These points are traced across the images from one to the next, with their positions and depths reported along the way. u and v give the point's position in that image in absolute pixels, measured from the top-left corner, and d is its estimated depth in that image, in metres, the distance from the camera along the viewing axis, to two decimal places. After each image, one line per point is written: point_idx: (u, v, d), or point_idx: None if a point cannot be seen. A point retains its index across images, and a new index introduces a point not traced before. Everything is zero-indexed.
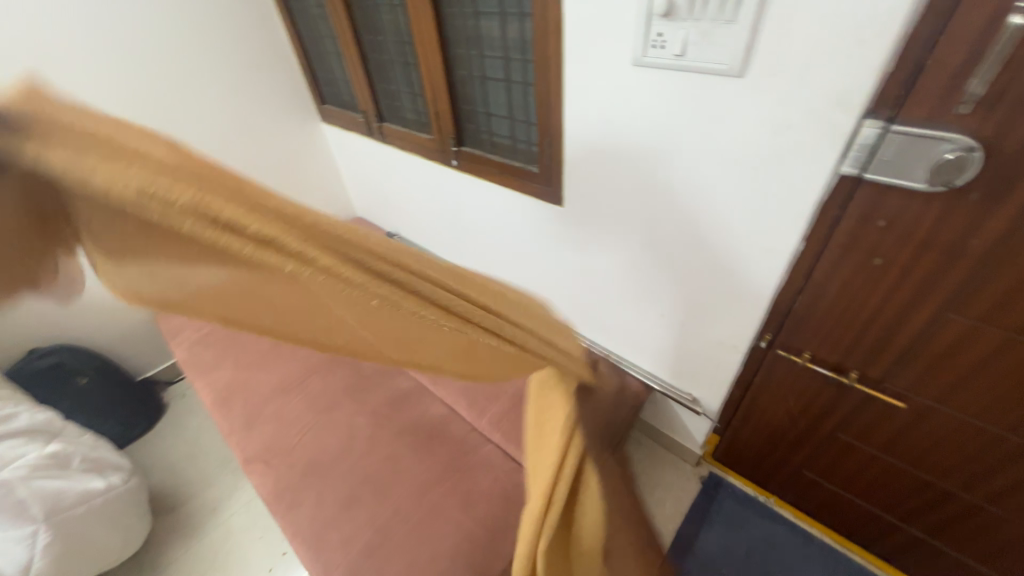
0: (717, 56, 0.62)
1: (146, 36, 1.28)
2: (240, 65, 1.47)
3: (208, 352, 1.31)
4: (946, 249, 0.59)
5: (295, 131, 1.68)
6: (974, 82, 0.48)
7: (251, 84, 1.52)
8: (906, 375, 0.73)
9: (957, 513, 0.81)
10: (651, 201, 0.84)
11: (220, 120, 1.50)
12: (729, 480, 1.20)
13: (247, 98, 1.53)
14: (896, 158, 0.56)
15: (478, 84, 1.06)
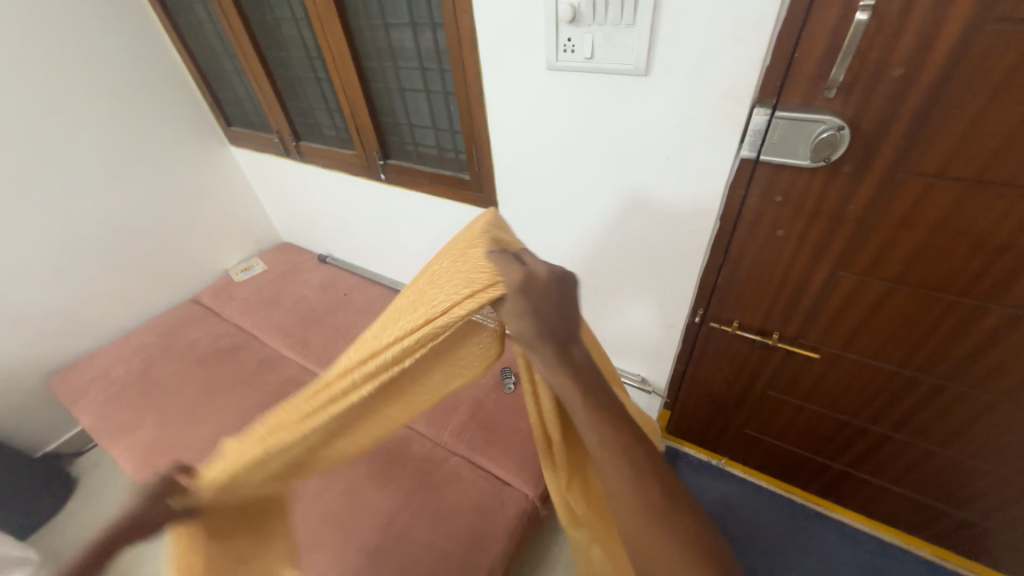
0: (623, 58, 0.67)
1: (55, 82, 1.19)
2: (177, 121, 1.46)
3: (122, 412, 1.16)
4: (832, 215, 0.67)
5: (199, 158, 1.54)
6: (833, 71, 0.56)
7: (190, 139, 1.51)
8: (816, 329, 0.82)
9: (872, 443, 0.92)
10: (580, 197, 0.88)
11: (165, 178, 1.47)
12: (684, 450, 1.27)
13: (138, 126, 1.38)
14: (783, 141, 0.64)
15: (397, 96, 1.04)
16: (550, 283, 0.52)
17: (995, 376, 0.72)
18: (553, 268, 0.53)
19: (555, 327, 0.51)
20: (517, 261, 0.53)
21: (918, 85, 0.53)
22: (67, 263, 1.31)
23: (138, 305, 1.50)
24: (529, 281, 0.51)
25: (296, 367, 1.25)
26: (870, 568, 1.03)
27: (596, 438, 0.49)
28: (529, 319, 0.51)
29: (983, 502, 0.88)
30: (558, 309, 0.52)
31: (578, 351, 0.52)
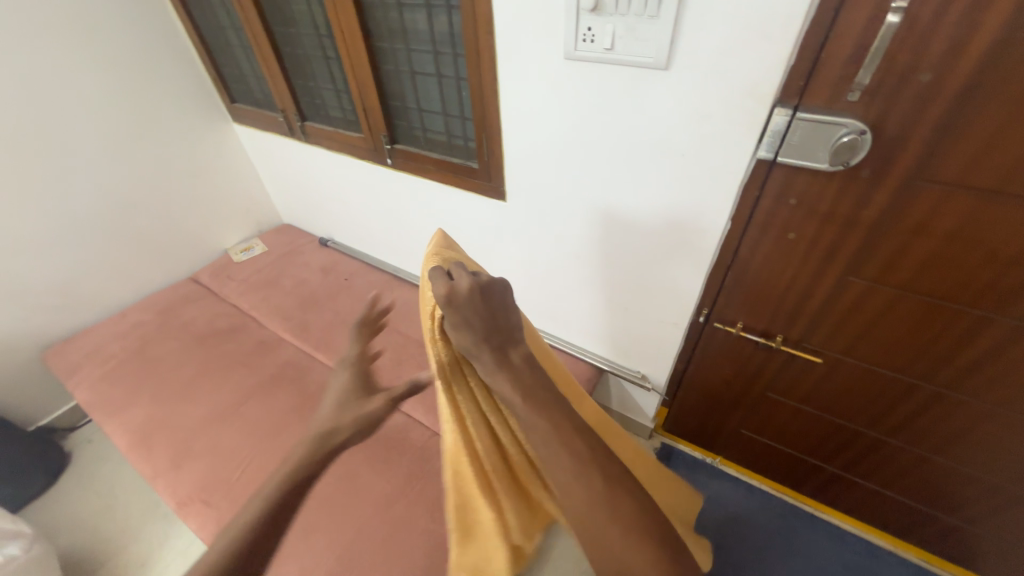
0: (643, 50, 0.65)
1: (74, 39, 1.18)
2: (191, 93, 1.45)
3: (118, 389, 1.15)
4: (845, 220, 0.67)
5: (199, 132, 1.50)
6: (860, 73, 0.55)
7: (203, 112, 1.50)
8: (820, 334, 0.82)
9: (867, 448, 0.93)
10: (590, 191, 0.87)
11: (176, 148, 1.46)
12: (679, 447, 1.28)
13: (136, 97, 1.34)
14: (802, 143, 0.63)
15: (407, 79, 1.02)
16: (472, 295, 0.50)
17: (995, 387, 0.72)
18: (475, 279, 0.51)
19: (492, 332, 0.51)
20: (440, 276, 0.51)
21: (945, 92, 0.52)
22: (74, 227, 1.30)
23: (134, 281, 1.48)
24: (451, 296, 0.49)
25: (295, 351, 1.24)
26: (856, 568, 1.05)
27: (541, 440, 0.48)
28: (464, 331, 0.50)
29: (972, 509, 0.90)
30: (489, 315, 0.51)
31: (516, 354, 0.52)
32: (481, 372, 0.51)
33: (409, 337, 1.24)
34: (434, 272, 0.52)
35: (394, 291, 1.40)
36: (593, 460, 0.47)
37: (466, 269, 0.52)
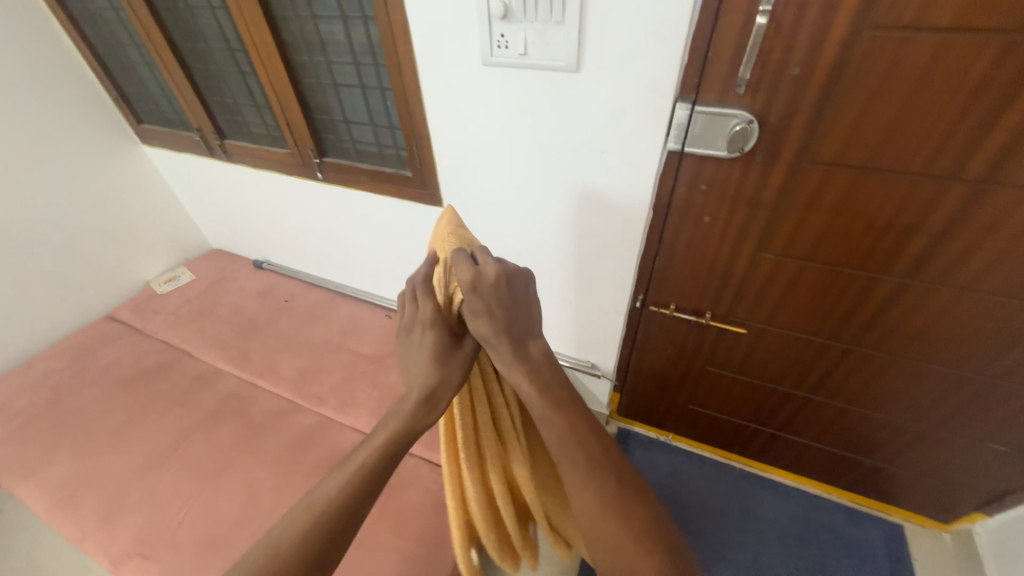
0: (554, 55, 0.69)
1: None
2: (92, 117, 1.34)
3: (30, 446, 1.04)
4: (749, 201, 0.74)
5: (100, 156, 1.38)
6: (741, 70, 0.61)
7: (108, 136, 1.39)
8: (743, 307, 0.90)
9: (796, 406, 1.02)
10: (523, 191, 0.89)
11: (78, 176, 1.34)
12: (635, 430, 1.34)
13: (19, 120, 1.21)
14: (703, 134, 0.69)
15: (330, 91, 1.00)
16: (497, 284, 0.50)
17: (888, 338, 0.82)
18: (501, 267, 0.51)
19: (513, 326, 0.51)
20: (464, 261, 0.50)
21: (814, 83, 0.59)
22: None
23: (38, 323, 1.33)
24: (475, 282, 0.49)
25: (236, 382, 1.17)
26: (799, 518, 1.15)
27: (551, 431, 0.50)
28: (485, 319, 0.50)
29: (886, 449, 1.01)
30: (511, 306, 0.51)
31: (534, 347, 0.53)
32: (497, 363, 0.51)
33: (358, 354, 1.20)
34: (458, 257, 0.50)
35: (340, 309, 1.36)
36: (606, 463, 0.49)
37: (490, 254, 0.52)
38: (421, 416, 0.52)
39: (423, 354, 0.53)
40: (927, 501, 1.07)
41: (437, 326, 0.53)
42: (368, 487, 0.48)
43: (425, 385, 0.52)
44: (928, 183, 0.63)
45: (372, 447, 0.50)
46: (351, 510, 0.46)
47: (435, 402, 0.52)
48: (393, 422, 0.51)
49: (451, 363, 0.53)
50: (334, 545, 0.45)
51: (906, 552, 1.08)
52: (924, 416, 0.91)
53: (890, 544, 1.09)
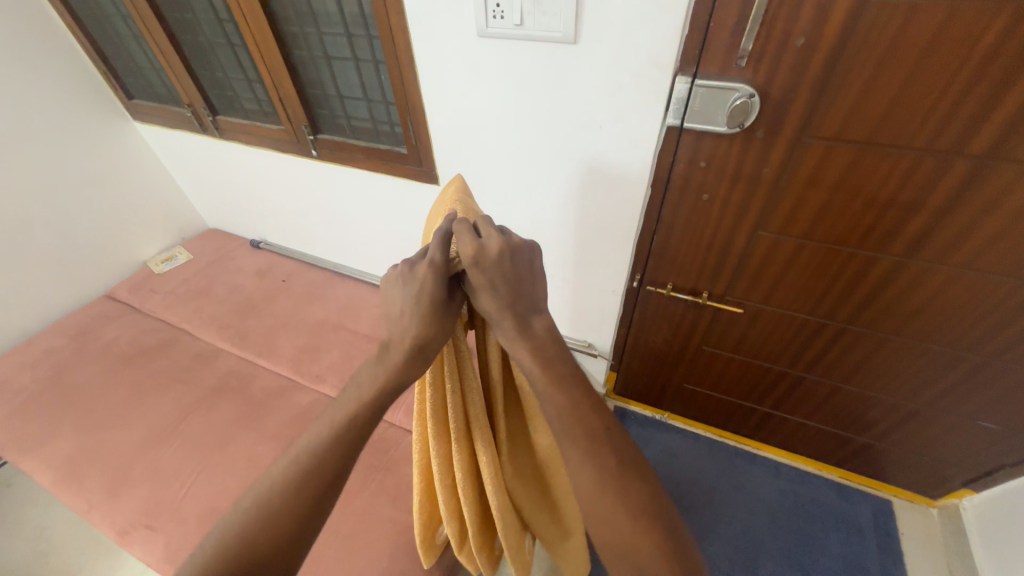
0: (550, 25, 0.67)
1: None
2: (81, 92, 1.31)
3: (33, 423, 1.05)
4: (749, 179, 0.73)
5: (92, 135, 1.35)
6: (743, 41, 0.59)
7: (98, 112, 1.36)
8: (740, 286, 0.89)
9: (791, 385, 1.03)
10: (520, 167, 0.88)
11: (69, 154, 1.32)
12: (631, 408, 1.36)
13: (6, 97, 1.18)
14: (703, 108, 0.67)
15: (322, 65, 0.98)
16: (501, 258, 0.48)
17: (884, 317, 0.82)
18: (506, 240, 0.49)
19: (518, 301, 0.50)
20: (468, 232, 0.48)
21: (818, 55, 0.58)
22: None
23: (38, 304, 1.34)
24: (479, 257, 0.47)
25: (235, 360, 1.18)
26: (790, 493, 1.17)
27: (554, 408, 0.50)
28: (489, 293, 0.49)
29: (878, 427, 1.02)
30: (516, 280, 0.50)
31: (539, 324, 0.52)
32: (501, 338, 0.52)
33: (356, 333, 1.21)
34: (462, 227, 0.48)
35: (338, 288, 1.36)
36: (603, 437, 0.49)
37: (494, 225, 0.49)
38: (404, 369, 0.49)
39: (420, 302, 0.48)
40: (916, 477, 1.09)
41: (441, 275, 0.48)
42: (351, 441, 0.49)
43: (418, 335, 0.48)
44: (930, 159, 0.62)
45: (355, 400, 0.50)
46: (337, 462, 0.48)
47: (426, 355, 0.49)
48: (376, 373, 0.50)
49: (447, 318, 0.50)
50: (328, 492, 0.48)
51: (893, 526, 1.10)
52: (916, 395, 0.92)
53: (877, 519, 1.12)
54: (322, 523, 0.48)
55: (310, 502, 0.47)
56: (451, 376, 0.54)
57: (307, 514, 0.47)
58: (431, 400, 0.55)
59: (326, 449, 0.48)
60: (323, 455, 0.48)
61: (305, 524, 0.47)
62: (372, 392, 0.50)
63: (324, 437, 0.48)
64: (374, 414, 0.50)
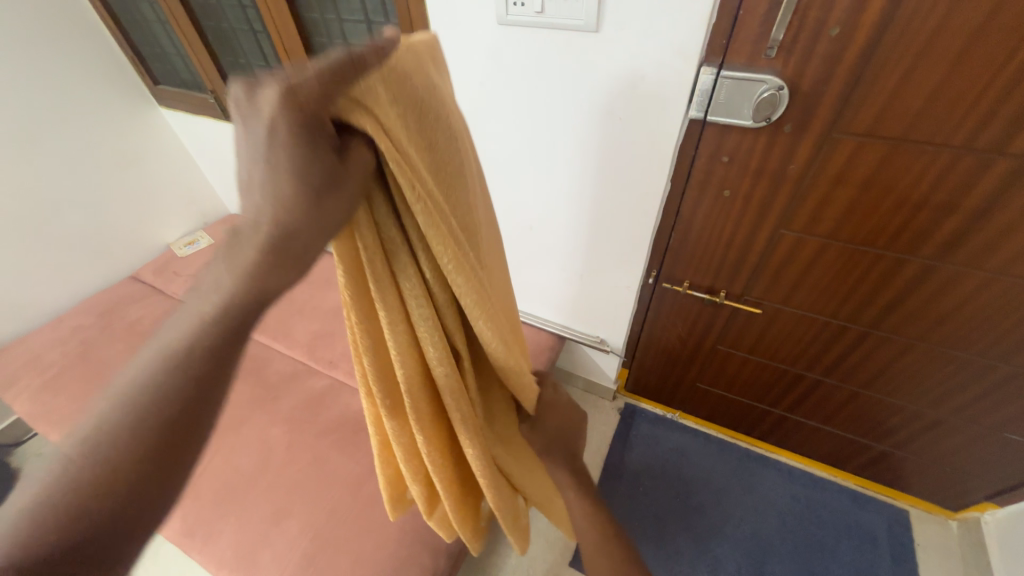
0: (572, 12, 0.65)
1: None
2: (104, 75, 1.33)
3: (61, 398, 1.10)
4: (773, 175, 0.71)
5: (114, 124, 1.38)
6: (774, 30, 0.57)
7: (121, 95, 1.38)
8: (759, 285, 0.87)
9: (808, 388, 1.00)
10: (537, 158, 0.86)
11: (93, 136, 1.34)
12: (642, 406, 1.35)
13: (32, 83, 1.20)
14: (728, 101, 0.65)
15: None
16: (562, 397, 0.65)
17: (909, 322, 0.79)
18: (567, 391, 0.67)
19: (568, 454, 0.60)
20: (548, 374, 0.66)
21: (854, 46, 0.55)
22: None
23: (56, 286, 1.36)
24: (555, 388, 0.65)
25: (252, 343, 1.20)
26: (802, 498, 1.15)
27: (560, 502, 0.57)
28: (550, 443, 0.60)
29: (898, 434, 0.99)
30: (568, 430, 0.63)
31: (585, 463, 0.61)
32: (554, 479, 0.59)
33: None
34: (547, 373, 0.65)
35: None
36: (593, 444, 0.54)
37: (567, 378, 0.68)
38: (262, 277, 0.27)
39: (273, 157, 0.25)
40: (934, 488, 1.06)
41: (305, 108, 0.24)
42: (195, 393, 0.28)
43: (274, 218, 0.27)
44: (969, 158, 0.59)
45: (193, 325, 0.28)
46: (174, 427, 0.28)
47: (297, 256, 0.28)
48: (227, 279, 0.28)
49: (328, 203, 0.27)
50: (161, 475, 0.28)
51: (908, 537, 1.08)
52: (940, 403, 0.89)
53: (893, 528, 1.09)
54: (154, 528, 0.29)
55: (119, 492, 0.27)
56: (387, 301, 0.35)
57: (113, 515, 0.27)
58: (364, 332, 0.36)
59: (148, 408, 0.28)
60: (145, 418, 0.28)
61: (116, 529, 0.27)
62: (218, 310, 0.28)
63: (142, 386, 0.28)
64: (233, 349, 0.29)
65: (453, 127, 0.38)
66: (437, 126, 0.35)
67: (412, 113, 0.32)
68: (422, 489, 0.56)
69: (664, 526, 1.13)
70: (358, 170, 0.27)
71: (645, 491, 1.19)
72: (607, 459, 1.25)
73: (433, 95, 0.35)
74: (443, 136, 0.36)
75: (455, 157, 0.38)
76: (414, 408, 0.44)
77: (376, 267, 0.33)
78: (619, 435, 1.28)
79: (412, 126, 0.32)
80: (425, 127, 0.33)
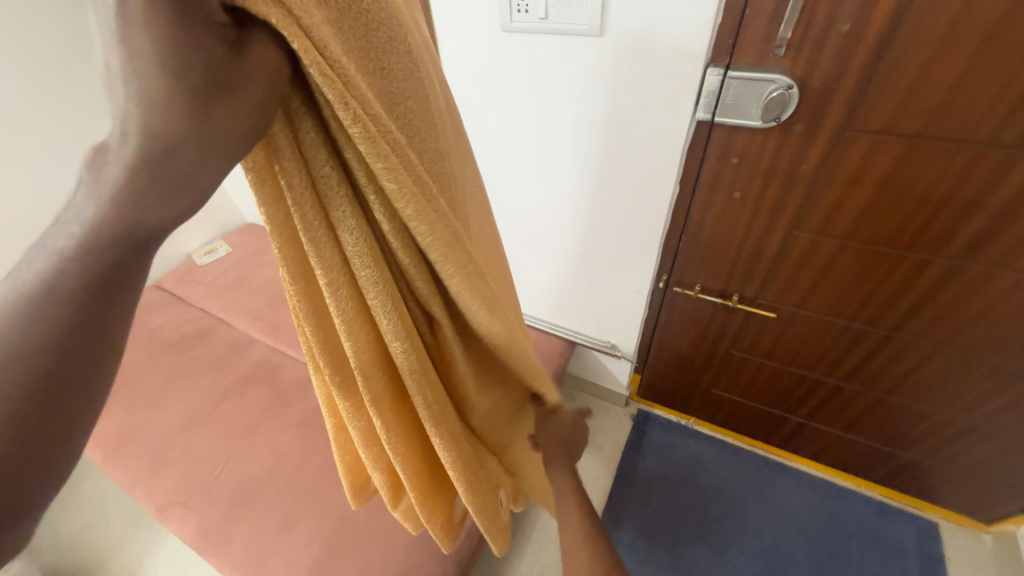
0: (576, 17, 0.65)
1: None
2: None
3: None
4: (785, 176, 0.69)
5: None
6: (782, 28, 0.56)
7: None
8: (773, 288, 0.85)
9: (828, 394, 0.97)
10: (542, 162, 0.86)
11: None
12: (655, 412, 1.33)
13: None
14: (736, 101, 0.64)
15: None
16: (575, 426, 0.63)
17: (934, 325, 0.76)
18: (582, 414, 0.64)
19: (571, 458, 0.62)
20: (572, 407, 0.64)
21: (865, 41, 0.53)
22: None
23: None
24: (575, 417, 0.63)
25: (267, 350, 1.23)
26: (824, 508, 1.11)
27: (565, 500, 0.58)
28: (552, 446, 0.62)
29: (924, 443, 0.95)
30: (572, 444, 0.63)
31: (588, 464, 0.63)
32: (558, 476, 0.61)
33: None
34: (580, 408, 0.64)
35: None
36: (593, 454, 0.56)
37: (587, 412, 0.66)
38: (137, 203, 0.21)
39: (128, 40, 0.19)
40: (965, 499, 1.01)
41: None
42: (74, 349, 0.22)
43: (141, 125, 0.20)
44: (992, 154, 0.57)
45: (50, 263, 0.21)
46: (56, 391, 0.22)
47: (182, 179, 0.22)
48: (91, 202, 0.21)
49: (217, 112, 0.21)
50: (52, 441, 0.23)
51: (938, 550, 1.03)
52: (968, 410, 0.85)
53: (921, 541, 1.05)
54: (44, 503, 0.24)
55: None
56: (324, 254, 0.32)
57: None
58: (303, 289, 0.35)
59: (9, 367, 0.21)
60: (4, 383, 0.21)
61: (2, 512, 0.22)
62: (81, 244, 0.21)
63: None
64: (120, 290, 0.23)
65: (410, 51, 0.33)
66: (385, 47, 0.31)
67: (347, 26, 0.28)
68: (381, 471, 0.54)
69: (679, 535, 1.10)
70: (259, 73, 0.22)
71: (659, 499, 1.16)
72: (619, 467, 1.23)
73: (386, 16, 0.30)
74: (394, 60, 0.32)
75: (412, 88, 0.34)
76: (367, 385, 0.42)
77: (310, 220, 0.30)
78: (631, 442, 1.26)
79: (348, 42, 0.28)
80: (369, 47, 0.29)
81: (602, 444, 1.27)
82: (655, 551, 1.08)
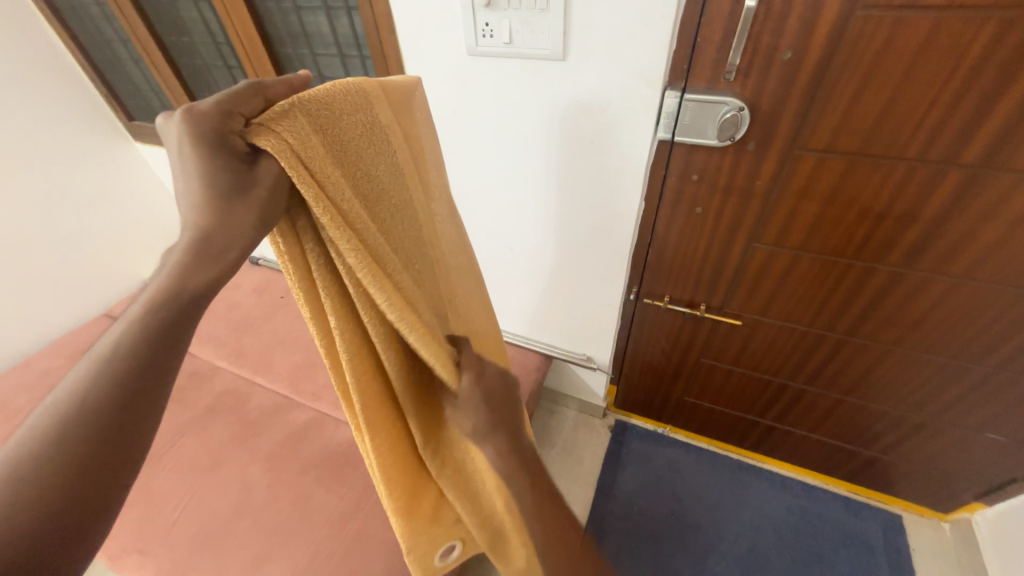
0: (540, 42, 0.67)
1: None
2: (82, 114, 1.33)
3: None
4: (742, 190, 0.73)
5: (78, 140, 1.31)
6: (731, 55, 0.59)
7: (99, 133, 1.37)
8: (737, 298, 0.89)
9: (794, 398, 1.01)
10: (512, 180, 0.87)
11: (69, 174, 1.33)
12: (633, 422, 1.34)
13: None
14: (693, 122, 0.67)
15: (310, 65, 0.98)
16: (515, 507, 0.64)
17: (884, 328, 0.81)
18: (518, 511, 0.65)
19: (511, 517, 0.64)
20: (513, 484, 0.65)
21: (806, 67, 0.58)
22: None
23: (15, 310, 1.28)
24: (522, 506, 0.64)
25: (231, 378, 1.17)
26: (796, 508, 1.15)
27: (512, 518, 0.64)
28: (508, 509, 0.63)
29: (884, 439, 1.00)
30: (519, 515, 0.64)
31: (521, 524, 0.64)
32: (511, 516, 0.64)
33: None
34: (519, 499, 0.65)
35: None
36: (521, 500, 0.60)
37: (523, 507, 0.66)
38: (188, 272, 0.32)
39: (184, 168, 0.31)
40: (927, 492, 1.06)
41: (210, 127, 0.31)
42: (134, 394, 0.30)
43: (196, 226, 0.32)
44: (923, 169, 0.61)
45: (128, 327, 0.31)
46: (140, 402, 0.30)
47: (217, 253, 0.33)
48: (158, 281, 0.32)
49: (235, 207, 0.31)
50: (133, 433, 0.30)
51: (904, 542, 1.08)
52: (923, 405, 0.90)
53: (888, 535, 1.09)
54: (89, 556, 0.28)
55: (54, 502, 0.27)
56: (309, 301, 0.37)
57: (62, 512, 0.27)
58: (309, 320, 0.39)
59: (82, 414, 0.29)
60: (82, 418, 0.28)
61: (37, 562, 0.26)
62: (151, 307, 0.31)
63: (74, 390, 0.29)
64: (174, 349, 0.32)
65: (394, 162, 0.41)
66: (371, 160, 0.38)
67: (342, 145, 0.35)
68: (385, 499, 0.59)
69: (660, 547, 1.11)
70: (266, 176, 0.31)
71: (639, 511, 1.17)
72: (599, 480, 1.23)
73: (372, 132, 0.39)
74: (379, 169, 0.39)
75: (394, 189, 0.41)
76: (365, 418, 0.46)
77: (296, 278, 0.35)
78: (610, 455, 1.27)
79: (339, 155, 0.35)
80: (360, 160, 0.37)
81: (583, 455, 1.28)
82: (637, 566, 1.08)
